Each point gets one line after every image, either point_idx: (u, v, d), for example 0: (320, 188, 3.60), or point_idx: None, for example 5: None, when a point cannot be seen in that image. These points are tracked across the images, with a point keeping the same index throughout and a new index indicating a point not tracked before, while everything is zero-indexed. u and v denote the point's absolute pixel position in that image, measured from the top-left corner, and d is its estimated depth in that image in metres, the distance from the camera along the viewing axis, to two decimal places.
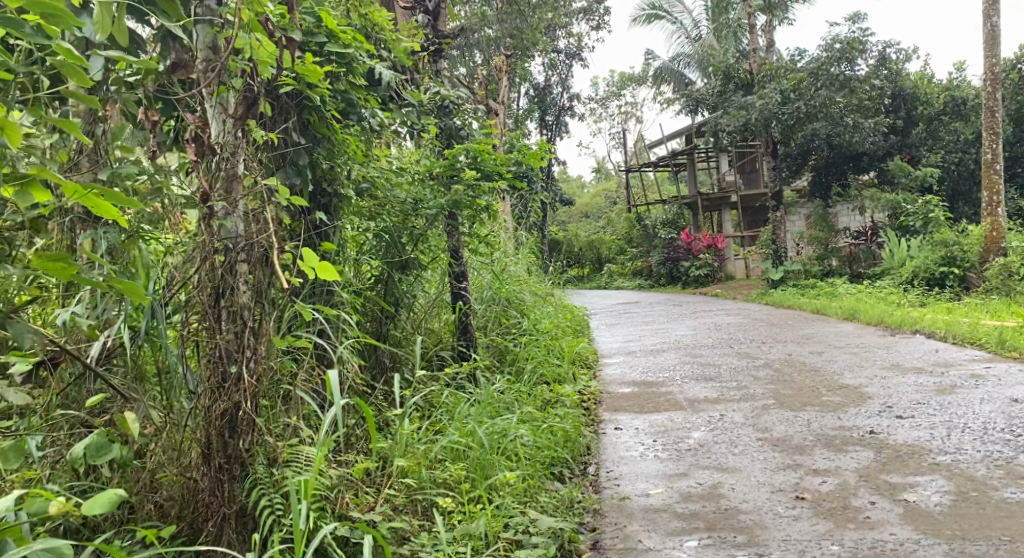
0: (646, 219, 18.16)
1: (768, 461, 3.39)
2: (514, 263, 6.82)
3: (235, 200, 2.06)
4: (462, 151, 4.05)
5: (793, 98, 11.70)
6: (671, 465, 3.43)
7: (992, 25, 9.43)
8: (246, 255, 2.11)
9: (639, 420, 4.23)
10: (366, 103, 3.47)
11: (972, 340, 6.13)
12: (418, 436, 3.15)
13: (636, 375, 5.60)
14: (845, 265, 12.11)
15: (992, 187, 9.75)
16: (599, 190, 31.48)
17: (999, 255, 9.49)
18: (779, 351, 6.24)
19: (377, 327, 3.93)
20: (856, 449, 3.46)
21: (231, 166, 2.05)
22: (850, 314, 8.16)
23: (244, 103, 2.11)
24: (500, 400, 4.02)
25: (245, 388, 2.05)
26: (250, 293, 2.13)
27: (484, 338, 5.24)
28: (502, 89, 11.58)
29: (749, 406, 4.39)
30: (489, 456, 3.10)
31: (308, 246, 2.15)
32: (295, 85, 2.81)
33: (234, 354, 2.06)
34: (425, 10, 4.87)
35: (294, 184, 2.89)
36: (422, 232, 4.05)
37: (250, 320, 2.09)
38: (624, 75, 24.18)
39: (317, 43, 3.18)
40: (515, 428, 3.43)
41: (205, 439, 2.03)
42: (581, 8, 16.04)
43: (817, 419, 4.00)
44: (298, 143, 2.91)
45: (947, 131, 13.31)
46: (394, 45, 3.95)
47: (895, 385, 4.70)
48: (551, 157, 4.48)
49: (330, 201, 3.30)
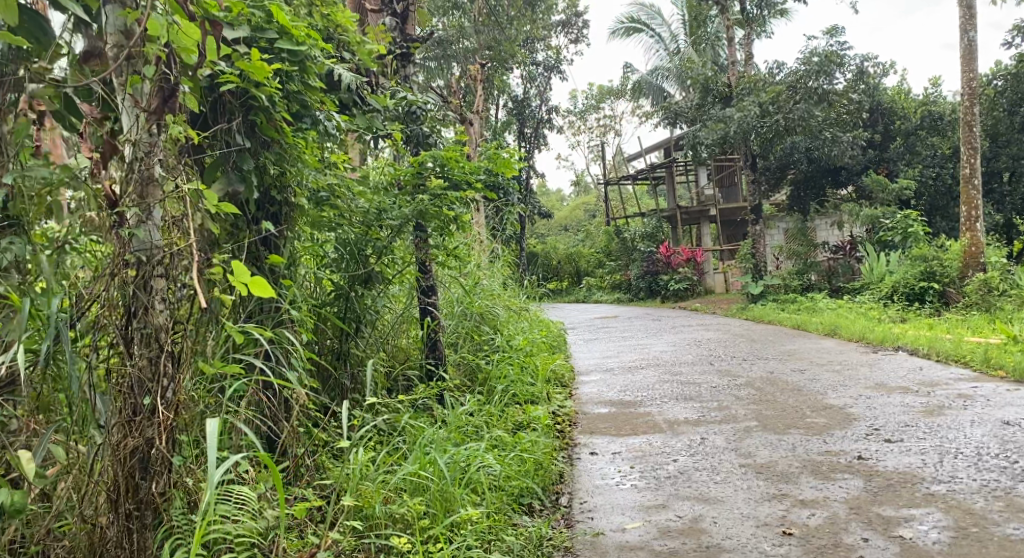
0: (625, 232, 17.97)
1: (753, 491, 3.16)
2: (488, 278, 6.56)
3: (149, 206, 1.83)
4: (429, 159, 3.80)
5: (771, 111, 11.55)
6: (648, 495, 3.20)
7: (969, 39, 9.37)
8: (164, 269, 1.85)
9: (615, 444, 4.01)
10: (323, 105, 3.20)
11: (956, 357, 5.98)
12: (374, 467, 2.89)
13: (613, 394, 5.37)
14: (824, 280, 12.03)
15: (970, 202, 9.68)
16: (577, 203, 31.30)
17: (978, 270, 9.40)
18: (760, 369, 6.05)
19: (337, 345, 3.68)
20: (845, 477, 3.25)
21: (147, 168, 1.83)
22: (831, 330, 8.01)
23: (160, 96, 1.86)
24: (467, 424, 3.77)
25: (159, 423, 1.80)
26: (170, 312, 1.87)
27: (454, 355, 4.99)
28: (478, 99, 11.38)
29: (730, 428, 4.18)
30: (452, 489, 2.84)
31: (238, 260, 1.93)
32: (238, 83, 2.60)
33: (147, 384, 1.80)
34: (392, 13, 4.59)
35: (238, 191, 2.66)
36: (386, 244, 3.78)
37: (168, 343, 1.84)
38: (603, 89, 24.08)
39: (267, 40, 2.94)
40: (480, 457, 3.18)
41: (113, 483, 1.78)
42: (559, 20, 15.98)
43: (802, 444, 3.79)
44: (242, 146, 2.68)
45: (923, 146, 13.32)
46: (358, 47, 3.73)
47: (881, 406, 4.50)
48: (525, 165, 4.20)
49: (280, 209, 3.02)
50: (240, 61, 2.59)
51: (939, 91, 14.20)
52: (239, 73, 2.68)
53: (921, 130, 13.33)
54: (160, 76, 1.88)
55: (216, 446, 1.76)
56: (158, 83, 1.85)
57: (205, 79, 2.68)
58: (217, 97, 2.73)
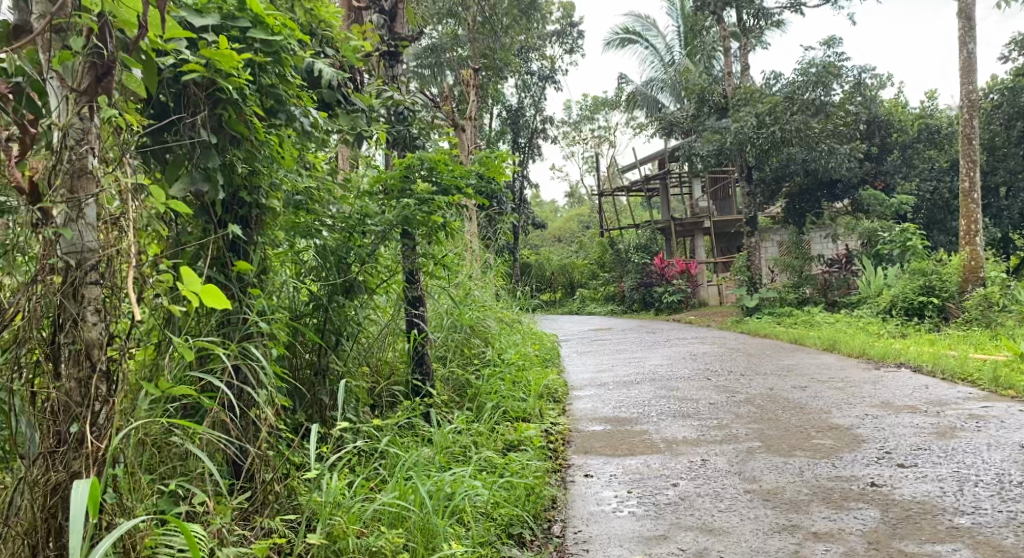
0: (619, 244, 17.74)
1: (761, 521, 2.93)
2: (480, 288, 6.31)
3: (80, 202, 1.67)
4: (414, 161, 3.54)
5: (768, 122, 11.09)
6: (648, 524, 2.96)
7: (968, 51, 9.21)
8: (99, 276, 1.70)
9: (612, 465, 3.77)
10: (299, 100, 2.94)
11: (963, 376, 5.76)
12: (349, 494, 2.64)
13: (608, 411, 5.12)
14: (819, 293, 11.91)
15: (970, 216, 9.50)
16: (572, 213, 31.10)
17: (978, 284, 9.14)
18: (760, 385, 5.83)
19: (316, 360, 3.42)
20: (859, 506, 3.01)
21: (79, 158, 1.68)
22: (830, 344, 7.80)
23: (89, 74, 1.68)
24: (453, 444, 3.54)
25: (86, 454, 1.67)
26: (104, 327, 1.72)
27: (443, 369, 4.73)
28: (470, 105, 11.09)
29: (733, 450, 3.94)
30: (434, 519, 2.59)
31: (187, 267, 1.78)
32: (204, 72, 2.40)
33: (75, 408, 1.67)
34: (380, 10, 4.40)
35: (202, 191, 2.48)
36: (371, 251, 3.54)
37: (101, 361, 1.69)
38: (597, 100, 23.96)
39: (240, 29, 2.70)
40: (467, 484, 2.94)
41: (30, 524, 1.65)
42: (553, 30, 15.80)
43: (810, 468, 3.55)
44: (206, 142, 2.48)
45: (921, 159, 13.20)
46: (342, 44, 3.50)
47: (891, 427, 4.27)
48: (519, 170, 3.93)
49: (248, 212, 2.78)
50: (205, 49, 2.39)
51: (935, 104, 14.14)
52: (206, 62, 2.47)
53: (918, 144, 13.26)
54: (94, 51, 1.70)
55: (80, 507, 1.52)
56: (89, 59, 1.68)
57: (167, 69, 2.45)
58: (180, 87, 2.49)
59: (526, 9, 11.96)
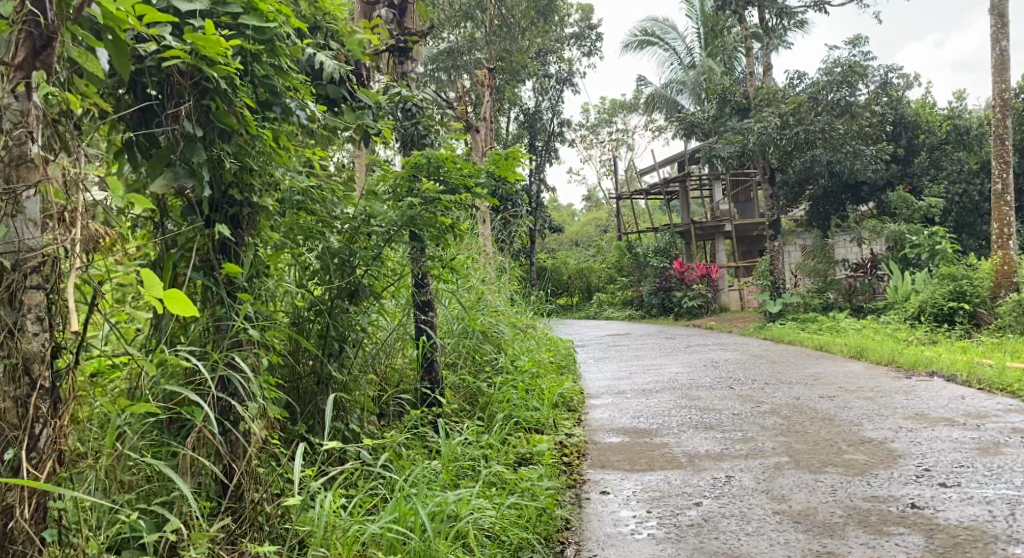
0: (637, 247, 17.46)
1: (792, 547, 2.69)
2: (493, 294, 6.07)
3: (18, 191, 1.58)
4: (421, 160, 3.34)
5: (792, 123, 10.88)
6: (668, 549, 2.73)
7: (1000, 49, 8.89)
8: (41, 280, 1.62)
9: (629, 481, 3.55)
10: (296, 92, 2.76)
11: (1001, 386, 5.45)
12: (344, 516, 2.44)
13: (625, 421, 4.89)
14: (844, 298, 11.48)
15: (1003, 219, 9.14)
16: (590, 217, 30.83)
17: (1012, 290, 8.81)
18: (785, 394, 5.55)
19: (318, 368, 3.23)
20: (901, 532, 2.77)
21: (19, 145, 1.59)
22: (857, 352, 7.50)
23: (24, 46, 1.57)
24: (462, 458, 3.34)
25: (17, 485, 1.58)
26: (47, 341, 1.63)
27: (453, 376, 4.54)
28: (486, 107, 10.87)
29: (759, 465, 3.69)
30: (434, 546, 2.38)
31: (149, 269, 1.62)
32: (187, 60, 2.21)
33: (11, 432, 1.58)
34: (389, 4, 4.18)
35: (186, 187, 2.30)
36: (378, 253, 3.35)
37: (40, 376, 1.61)
38: (615, 103, 23.70)
39: (231, 15, 2.51)
40: (473, 506, 2.73)
41: None
42: (571, 33, 15.57)
43: (843, 487, 3.30)
44: (193, 135, 2.30)
45: (949, 161, 12.81)
46: (349, 39, 3.34)
47: (928, 442, 4.00)
48: (531, 167, 3.71)
49: (241, 211, 2.57)
50: (190, 34, 2.21)
51: (963, 104, 13.75)
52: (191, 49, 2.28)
53: (947, 145, 12.89)
54: (27, 20, 1.57)
55: None
56: (25, 29, 1.56)
57: (149, 57, 2.26)
58: (164, 76, 2.30)
59: (543, 10, 11.72)
